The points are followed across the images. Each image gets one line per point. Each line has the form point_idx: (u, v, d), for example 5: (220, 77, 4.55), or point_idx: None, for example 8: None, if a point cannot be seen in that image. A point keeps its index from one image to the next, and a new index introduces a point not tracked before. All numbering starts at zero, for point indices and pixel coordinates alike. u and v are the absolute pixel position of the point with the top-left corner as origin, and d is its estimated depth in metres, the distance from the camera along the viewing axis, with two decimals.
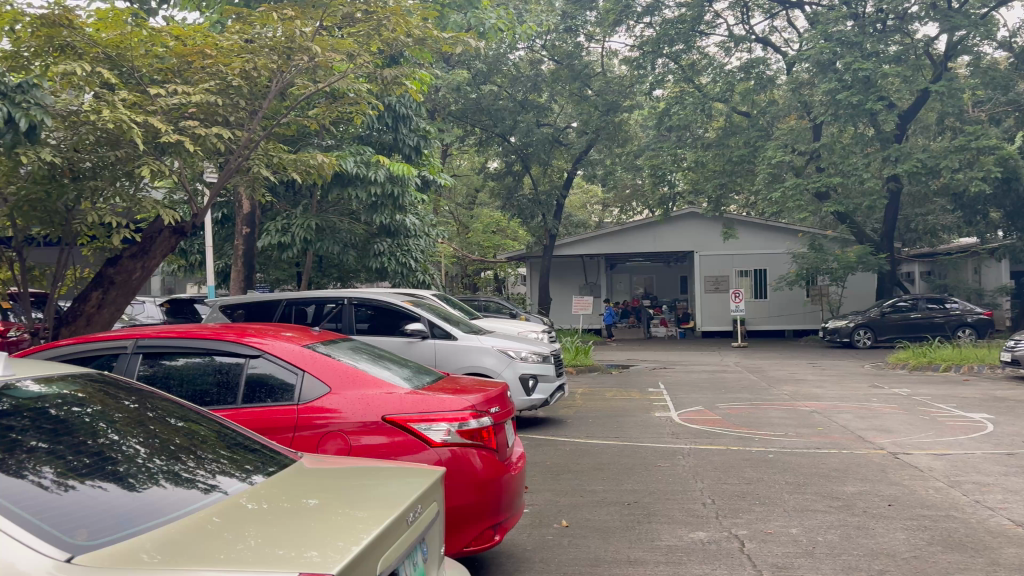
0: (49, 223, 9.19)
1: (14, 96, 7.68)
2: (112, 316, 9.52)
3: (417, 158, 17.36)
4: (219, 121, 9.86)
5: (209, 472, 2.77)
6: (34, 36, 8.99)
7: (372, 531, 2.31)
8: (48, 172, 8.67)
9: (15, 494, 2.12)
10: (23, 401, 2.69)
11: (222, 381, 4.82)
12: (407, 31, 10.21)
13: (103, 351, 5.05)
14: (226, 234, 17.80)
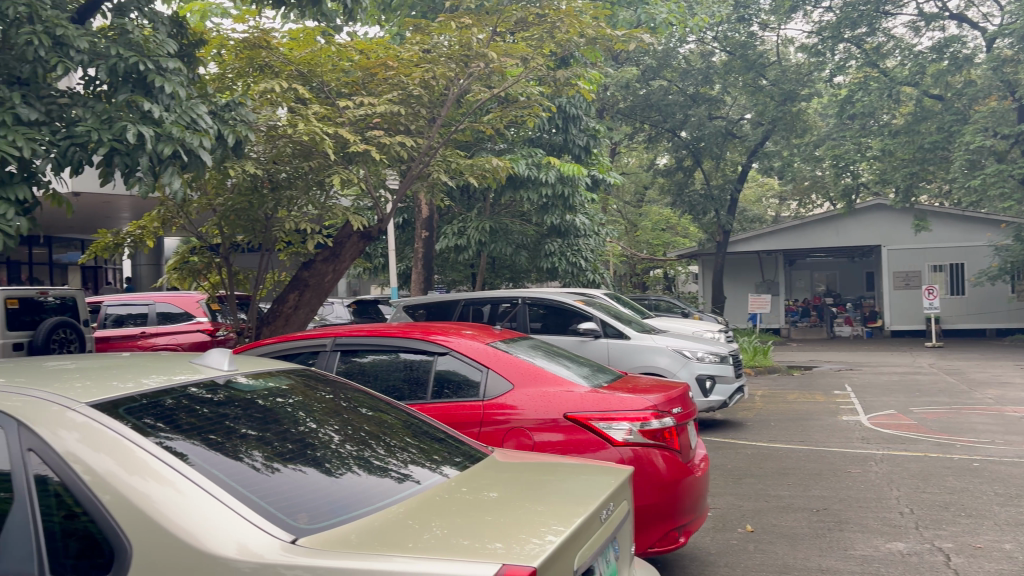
0: (251, 230, 10.04)
1: (223, 115, 8.40)
2: (307, 315, 10.19)
3: (587, 158, 17.45)
4: (400, 130, 10.31)
5: (401, 462, 2.90)
6: (238, 57, 9.83)
7: (559, 526, 2.34)
8: (250, 183, 9.50)
9: (236, 475, 2.32)
10: (235, 392, 2.92)
11: (411, 377, 5.05)
12: (580, 31, 10.27)
13: (304, 349, 5.40)
14: (406, 237, 18.61)
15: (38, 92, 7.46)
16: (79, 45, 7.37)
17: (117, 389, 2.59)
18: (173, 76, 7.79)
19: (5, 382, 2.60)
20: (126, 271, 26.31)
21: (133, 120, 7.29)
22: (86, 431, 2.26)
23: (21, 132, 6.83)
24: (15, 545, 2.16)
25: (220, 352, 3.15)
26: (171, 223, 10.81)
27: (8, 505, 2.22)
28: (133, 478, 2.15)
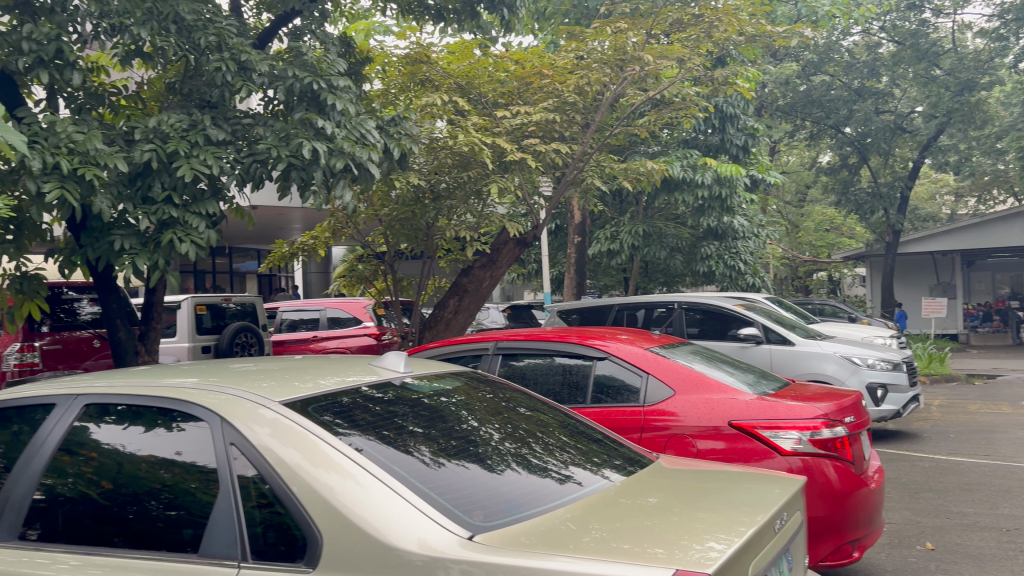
0: (415, 238, 10.60)
1: (389, 129, 8.78)
2: (466, 320, 10.44)
3: (745, 158, 16.97)
4: (555, 137, 10.42)
5: (562, 463, 2.94)
6: (401, 73, 10.26)
7: (722, 534, 2.31)
8: (413, 194, 10.01)
9: (410, 469, 2.44)
10: (403, 391, 3.05)
11: (572, 382, 5.10)
12: (739, 29, 10.01)
13: (467, 352, 5.55)
14: (559, 243, 18.77)
15: (225, 113, 8.10)
16: (261, 69, 7.93)
17: (301, 388, 2.77)
18: (343, 93, 8.22)
19: (201, 381, 2.84)
20: (298, 279, 27.99)
21: (308, 137, 7.75)
22: (277, 426, 2.45)
23: (210, 150, 7.43)
24: (221, 532, 2.36)
25: (395, 355, 3.31)
26: (340, 233, 11.42)
27: (215, 495, 2.43)
28: (318, 470, 2.30)
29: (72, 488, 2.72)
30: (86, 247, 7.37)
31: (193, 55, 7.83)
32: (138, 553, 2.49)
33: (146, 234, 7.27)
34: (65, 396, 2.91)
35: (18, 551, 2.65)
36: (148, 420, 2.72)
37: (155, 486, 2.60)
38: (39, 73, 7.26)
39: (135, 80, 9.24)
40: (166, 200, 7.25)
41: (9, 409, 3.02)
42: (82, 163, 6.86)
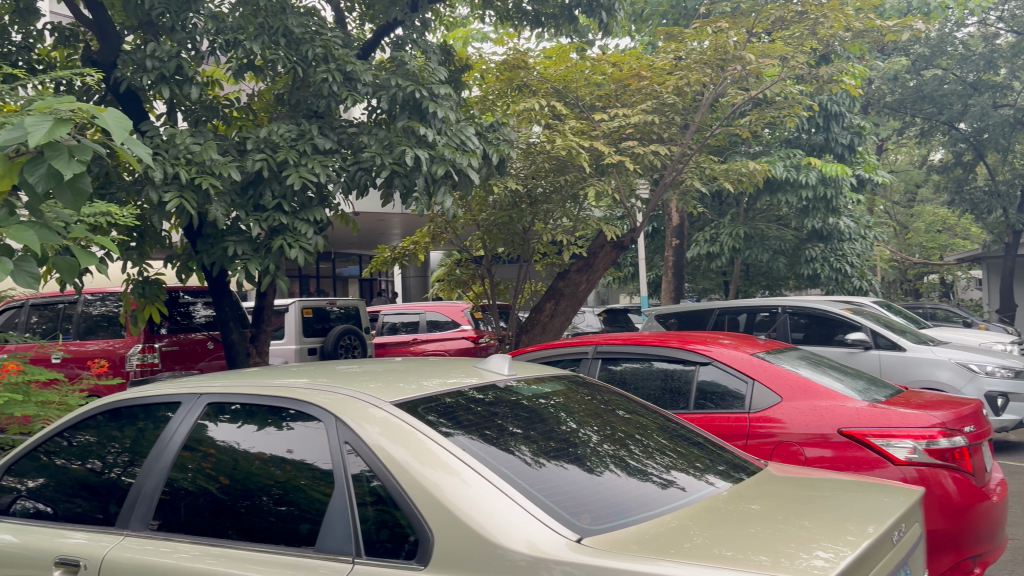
0: (512, 243, 10.82)
1: (488, 135, 8.88)
2: (563, 324, 10.44)
3: (851, 157, 16.40)
4: (653, 139, 10.33)
5: (663, 467, 2.91)
6: (499, 79, 10.36)
7: (829, 543, 2.25)
8: (511, 199, 10.12)
9: (514, 469, 2.47)
10: (503, 393, 3.08)
11: (674, 387, 5.05)
12: (847, 25, 9.67)
13: (566, 355, 5.56)
14: (656, 246, 18.60)
15: (331, 123, 8.36)
16: (365, 79, 8.15)
17: (406, 389, 2.83)
18: (444, 101, 8.36)
19: (310, 381, 2.95)
20: (398, 284, 28.65)
21: (411, 144, 7.91)
22: (386, 424, 2.52)
23: (317, 159, 7.68)
24: (336, 527, 2.43)
25: (499, 357, 3.35)
26: (439, 238, 11.63)
27: (330, 492, 2.51)
28: (426, 468, 2.36)
29: (192, 482, 2.85)
30: (202, 253, 7.76)
31: (301, 67, 8.10)
32: (253, 545, 2.59)
33: (257, 240, 7.61)
34: (188, 395, 3.07)
35: (144, 540, 2.81)
36: (261, 419, 2.84)
37: (268, 482, 2.71)
38: (161, 89, 7.68)
39: (247, 92, 9.66)
40: (277, 208, 7.55)
41: (136, 406, 3.20)
42: (199, 173, 7.22)
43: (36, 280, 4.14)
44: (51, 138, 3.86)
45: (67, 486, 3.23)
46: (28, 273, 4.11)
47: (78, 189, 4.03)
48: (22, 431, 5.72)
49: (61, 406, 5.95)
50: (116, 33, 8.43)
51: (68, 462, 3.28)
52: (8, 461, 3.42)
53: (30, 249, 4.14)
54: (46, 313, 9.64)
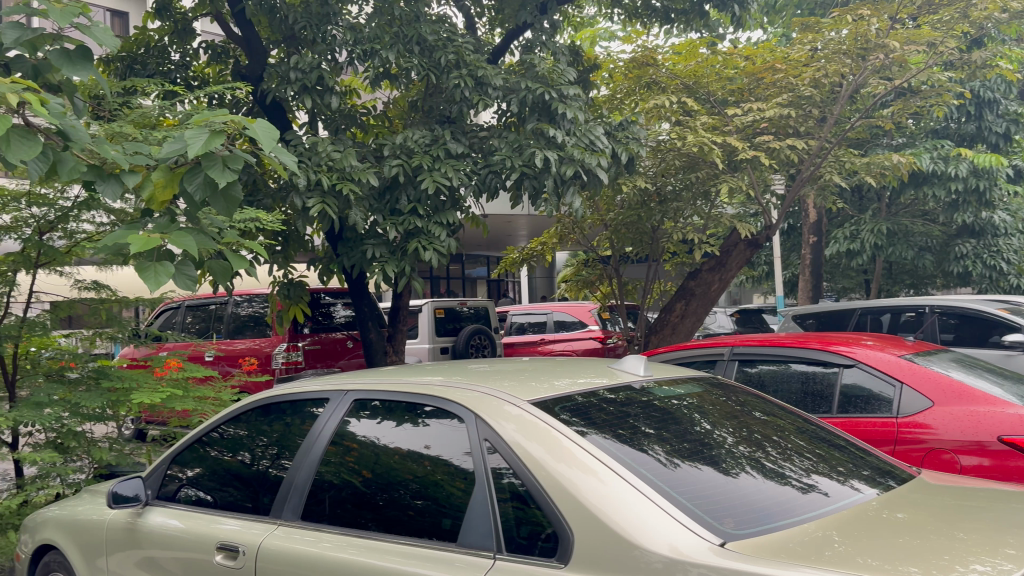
0: (640, 242, 10.75)
1: (618, 134, 8.85)
2: (694, 325, 10.23)
3: (1006, 147, 15.37)
4: (789, 133, 10.00)
5: (803, 470, 2.82)
6: (627, 77, 10.28)
7: (987, 556, 2.12)
8: (640, 198, 10.05)
9: (649, 467, 2.46)
10: (636, 393, 3.06)
11: (815, 390, 4.88)
12: (1003, 6, 9.04)
13: (701, 356, 5.45)
14: (791, 244, 18.04)
15: (462, 128, 8.54)
16: (495, 82, 8.28)
17: (539, 388, 2.86)
18: (573, 102, 8.37)
19: (446, 379, 3.03)
20: (525, 286, 28.99)
21: (541, 146, 7.97)
22: (522, 422, 2.56)
23: (450, 163, 7.86)
24: (478, 523, 2.47)
25: (634, 358, 3.33)
26: (567, 239, 11.69)
27: (469, 488, 2.57)
28: (562, 466, 2.38)
29: (336, 475, 2.98)
30: (342, 256, 8.11)
31: (434, 73, 8.31)
32: (393, 537, 2.68)
33: (393, 243, 7.88)
34: (334, 392, 3.21)
35: (290, 531, 2.95)
36: (399, 415, 2.94)
37: (406, 477, 2.80)
38: (304, 99, 8.06)
39: (382, 99, 9.99)
40: (412, 212, 7.80)
41: (283, 401, 3.37)
42: (339, 179, 7.53)
43: (194, 282, 4.42)
44: (207, 150, 4.13)
45: (221, 476, 3.43)
46: (187, 276, 4.40)
47: (231, 197, 4.28)
48: (182, 424, 6.13)
49: (216, 401, 6.34)
50: (262, 48, 8.92)
51: (222, 453, 3.49)
52: (171, 452, 3.68)
53: (189, 253, 4.43)
54: (200, 313, 10.30)
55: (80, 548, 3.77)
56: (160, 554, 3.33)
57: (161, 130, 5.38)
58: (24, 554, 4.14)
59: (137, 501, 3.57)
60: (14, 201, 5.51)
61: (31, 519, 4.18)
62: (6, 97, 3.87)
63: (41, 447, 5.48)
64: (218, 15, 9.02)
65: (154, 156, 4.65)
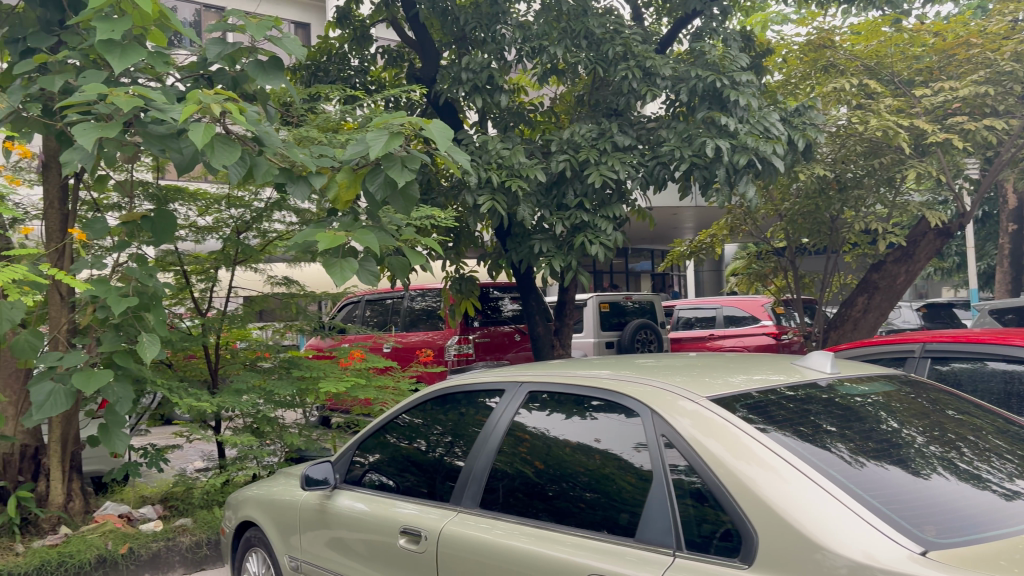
0: (818, 232, 10.29)
1: (794, 120, 8.50)
2: (878, 320, 9.62)
3: None
4: (986, 113, 9.11)
5: (1004, 474, 2.60)
6: (803, 61, 9.99)
7: None
8: (817, 186, 9.63)
9: (836, 467, 2.34)
10: (816, 390, 2.92)
11: (1021, 391, 4.47)
12: None
13: (890, 354, 5.15)
14: (987, 233, 16.67)
15: (629, 120, 8.48)
16: (664, 72, 8.15)
17: (713, 383, 2.79)
18: (746, 88, 8.10)
19: (614, 373, 3.02)
20: (692, 278, 28.46)
21: (712, 135, 7.76)
22: (698, 418, 2.51)
23: (617, 156, 7.81)
24: (656, 519, 2.43)
25: (819, 353, 3.18)
26: (738, 230, 11.36)
27: (642, 484, 2.54)
28: (742, 464, 2.31)
29: (509, 465, 3.04)
30: (511, 251, 8.25)
31: (602, 66, 8.29)
32: (566, 527, 2.70)
33: (560, 237, 7.96)
34: (507, 384, 3.27)
35: (464, 518, 3.04)
36: (569, 408, 2.96)
37: (577, 470, 2.82)
38: (475, 99, 8.31)
39: (550, 95, 10.11)
40: (579, 206, 7.85)
41: (457, 392, 3.48)
42: (508, 176, 7.68)
43: (376, 278, 4.65)
44: (387, 151, 4.29)
45: (400, 463, 3.59)
46: (370, 271, 4.62)
47: (408, 196, 4.50)
48: (364, 412, 6.43)
49: (396, 390, 6.60)
50: (435, 51, 9.22)
51: (401, 441, 3.66)
52: (357, 438, 3.88)
53: (370, 250, 4.65)
54: (378, 307, 10.83)
55: (276, 525, 4.05)
56: (347, 535, 3.52)
57: (343, 133, 5.67)
58: (228, 529, 4.50)
59: (327, 485, 3.79)
60: (216, 203, 6.02)
61: (234, 497, 4.54)
62: (211, 107, 4.18)
63: (240, 431, 5.94)
64: (394, 20, 9.41)
65: (338, 158, 4.91)
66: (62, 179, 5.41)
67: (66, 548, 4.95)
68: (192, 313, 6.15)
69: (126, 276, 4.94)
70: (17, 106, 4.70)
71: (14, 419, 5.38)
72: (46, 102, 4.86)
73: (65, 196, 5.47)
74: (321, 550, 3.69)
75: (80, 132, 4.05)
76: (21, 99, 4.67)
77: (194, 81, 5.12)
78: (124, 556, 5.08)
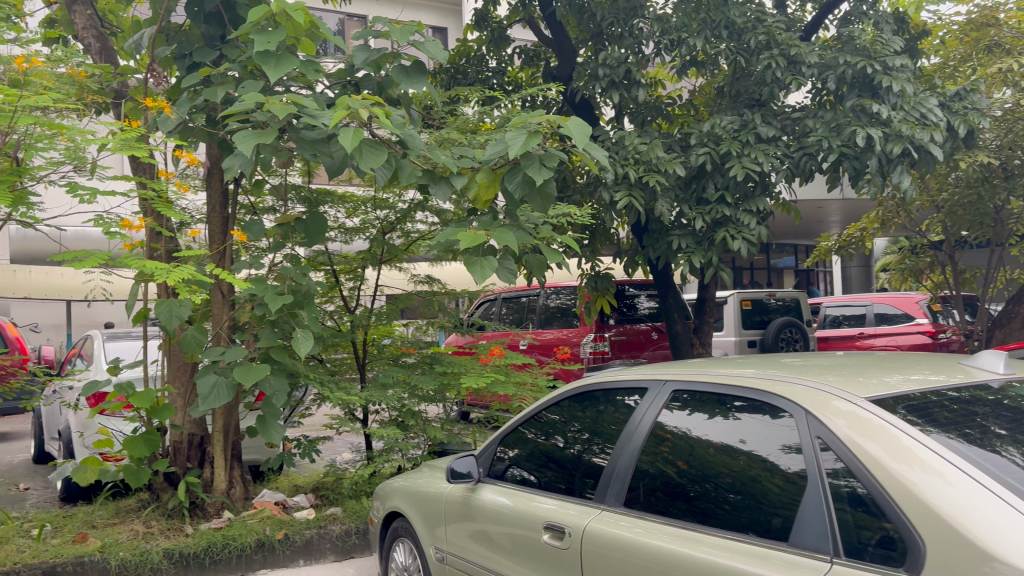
0: (980, 224, 9.62)
1: (953, 105, 8.01)
2: None
3: None
4: None
5: None
6: (964, 41, 9.47)
7: None
8: (980, 174, 9.02)
9: (1011, 473, 2.17)
10: (984, 391, 2.72)
11: None
12: None
13: None
14: None
15: (773, 110, 8.21)
16: (810, 60, 7.84)
17: (868, 382, 2.65)
18: (900, 73, 7.70)
19: (761, 372, 2.92)
20: (838, 273, 27.31)
21: (862, 124, 7.43)
22: (854, 418, 2.39)
23: (760, 148, 7.58)
24: (811, 523, 2.33)
25: (989, 353, 2.97)
26: (891, 224, 10.78)
27: (792, 487, 2.45)
28: (904, 467, 2.19)
29: (651, 464, 3.00)
30: (648, 248, 8.17)
31: (744, 57, 8.06)
32: (710, 529, 2.64)
33: (700, 233, 7.85)
34: (649, 382, 3.22)
35: (605, 515, 3.03)
36: (712, 408, 2.89)
37: (720, 471, 2.75)
38: (612, 94, 8.28)
39: (690, 87, 9.96)
40: (720, 200, 7.67)
41: (597, 390, 3.46)
42: (646, 171, 7.62)
43: (514, 275, 4.70)
44: (525, 150, 4.30)
45: (540, 459, 3.62)
46: (508, 270, 4.68)
47: (546, 194, 4.53)
48: (503, 408, 6.51)
49: (534, 386, 6.60)
50: (572, 48, 9.25)
51: (541, 437, 3.68)
52: (500, 434, 3.93)
53: (508, 248, 4.71)
54: (515, 304, 10.96)
55: (422, 517, 4.16)
56: (491, 528, 3.58)
57: (482, 134, 5.77)
58: (377, 518, 4.66)
59: (470, 478, 3.87)
60: (363, 205, 6.26)
61: (382, 487, 4.70)
62: (359, 112, 4.33)
63: (386, 424, 6.15)
64: (531, 20, 9.49)
65: (478, 158, 4.99)
66: (223, 186, 5.77)
67: (229, 532, 5.28)
68: (342, 310, 6.42)
69: (282, 276, 5.21)
70: (185, 117, 5.07)
71: (182, 410, 5.77)
72: (209, 112, 5.19)
73: (227, 201, 5.83)
74: (465, 542, 3.76)
75: (240, 139, 4.30)
76: (188, 111, 5.05)
77: (342, 87, 5.35)
78: (281, 541, 5.34)
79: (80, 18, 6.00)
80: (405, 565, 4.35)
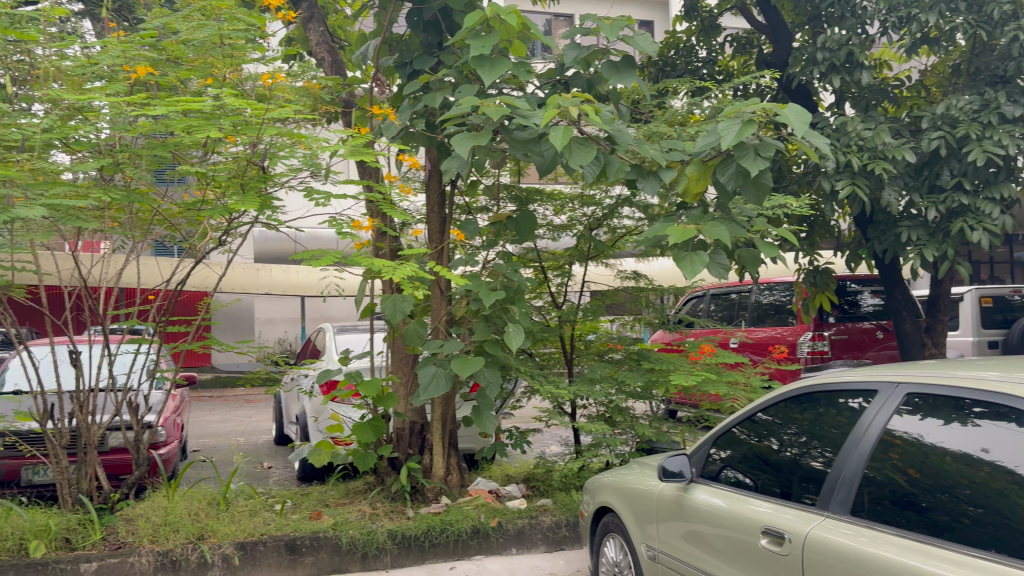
0: None
1: None
2: None
3: None
4: None
5: None
6: None
7: None
8: None
9: None
10: None
11: None
12: None
13: None
14: None
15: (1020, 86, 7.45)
16: None
17: None
18: None
19: (1005, 374, 2.65)
20: None
21: None
22: None
23: (1004, 129, 6.91)
24: None
25: None
26: None
27: None
28: None
29: (878, 472, 2.81)
30: (874, 240, 7.73)
31: (985, 29, 7.37)
32: (947, 544, 2.43)
33: (933, 223, 7.30)
34: (878, 384, 3.00)
35: (828, 523, 2.86)
36: (947, 413, 2.65)
37: (958, 481, 2.52)
38: (832, 79, 7.87)
39: (921, 67, 9.26)
40: (957, 187, 7.08)
41: (818, 391, 3.28)
42: (871, 159, 7.16)
43: (726, 270, 4.59)
44: (740, 139, 4.15)
45: (754, 462, 3.50)
46: (720, 265, 4.58)
47: (761, 185, 4.38)
48: (714, 408, 6.33)
49: (746, 386, 6.35)
50: (788, 33, 8.85)
51: (755, 439, 3.55)
52: (712, 434, 3.84)
53: (720, 242, 4.60)
54: (724, 301, 10.71)
55: (633, 513, 4.15)
56: (705, 529, 3.50)
57: (692, 126, 5.66)
58: (587, 513, 4.71)
59: (682, 478, 3.80)
60: (570, 202, 6.35)
61: (592, 482, 4.74)
62: (568, 110, 4.38)
63: (594, 419, 6.20)
64: (744, 7, 9.17)
65: (688, 151, 4.90)
66: (440, 187, 6.05)
67: (446, 517, 5.53)
68: (550, 306, 6.54)
69: (495, 272, 5.39)
70: (407, 123, 5.37)
71: (405, 399, 6.12)
72: (428, 117, 5.47)
73: (444, 201, 6.11)
74: (678, 543, 3.70)
75: (457, 142, 4.49)
76: (410, 117, 5.35)
77: (552, 86, 5.43)
78: (494, 528, 5.54)
79: (314, 35, 6.52)
80: (616, 561, 4.35)
